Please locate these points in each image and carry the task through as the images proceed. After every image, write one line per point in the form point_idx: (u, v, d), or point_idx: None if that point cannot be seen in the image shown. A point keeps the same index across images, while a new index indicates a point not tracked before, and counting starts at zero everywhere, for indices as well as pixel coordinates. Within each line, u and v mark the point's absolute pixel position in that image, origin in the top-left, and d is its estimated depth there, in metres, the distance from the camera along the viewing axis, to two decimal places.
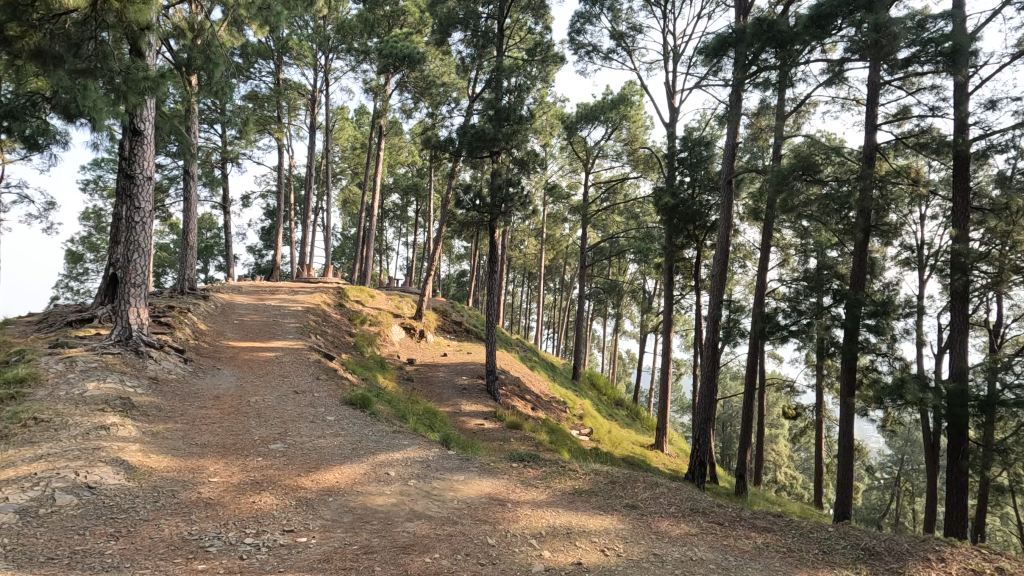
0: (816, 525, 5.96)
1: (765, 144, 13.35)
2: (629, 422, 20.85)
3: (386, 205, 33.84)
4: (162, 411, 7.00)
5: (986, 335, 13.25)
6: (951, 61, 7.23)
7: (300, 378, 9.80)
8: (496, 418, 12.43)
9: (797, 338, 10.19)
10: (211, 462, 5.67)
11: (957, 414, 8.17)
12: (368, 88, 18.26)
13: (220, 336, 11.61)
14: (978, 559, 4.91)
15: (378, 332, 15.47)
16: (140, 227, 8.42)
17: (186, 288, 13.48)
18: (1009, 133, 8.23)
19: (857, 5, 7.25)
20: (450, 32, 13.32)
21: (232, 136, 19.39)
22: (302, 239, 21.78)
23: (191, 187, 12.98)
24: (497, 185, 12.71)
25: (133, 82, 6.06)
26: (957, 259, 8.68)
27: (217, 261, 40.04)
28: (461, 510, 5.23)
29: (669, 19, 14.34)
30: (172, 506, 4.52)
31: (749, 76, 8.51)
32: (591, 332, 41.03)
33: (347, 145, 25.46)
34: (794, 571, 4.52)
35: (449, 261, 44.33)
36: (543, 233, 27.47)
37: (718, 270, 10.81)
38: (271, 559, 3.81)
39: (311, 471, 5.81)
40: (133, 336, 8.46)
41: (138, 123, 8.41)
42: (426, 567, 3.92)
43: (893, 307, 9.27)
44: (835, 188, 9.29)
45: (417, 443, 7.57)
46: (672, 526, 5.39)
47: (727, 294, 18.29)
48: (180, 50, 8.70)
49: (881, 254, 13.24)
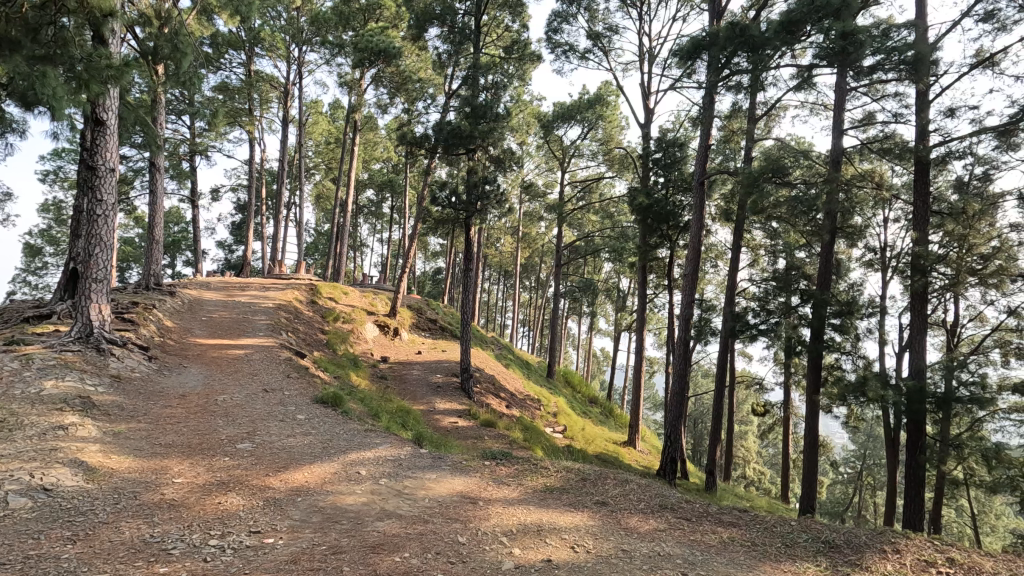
0: (780, 519, 6.11)
1: (738, 146, 13.58)
2: (603, 420, 21.02)
3: (361, 202, 33.65)
4: (124, 410, 6.78)
5: (944, 334, 13.81)
6: (914, 69, 7.53)
7: (271, 377, 9.60)
8: (470, 416, 12.42)
9: (765, 337, 10.40)
10: (176, 462, 5.54)
11: (916, 412, 8.42)
12: (342, 82, 17.86)
13: (187, 333, 11.28)
14: (931, 551, 5.06)
15: (351, 330, 15.24)
16: (102, 220, 8.15)
17: (152, 284, 13.03)
18: (968, 140, 8.66)
19: (826, 13, 7.38)
20: (426, 27, 13.18)
21: (201, 129, 18.93)
22: (275, 234, 21.35)
23: (157, 179, 12.55)
24: (473, 183, 12.70)
25: (95, 71, 5.82)
26: (918, 261, 8.99)
27: (184, 256, 38.99)
28: (432, 509, 5.20)
29: (645, 21, 14.50)
30: (133, 508, 4.40)
31: (722, 79, 8.60)
32: (566, 330, 41.37)
33: (321, 139, 24.92)
34: (759, 566, 4.61)
35: (424, 258, 44.12)
36: (519, 231, 27.57)
37: (690, 269, 10.89)
38: (236, 561, 3.73)
39: (280, 471, 5.72)
40: (94, 334, 8.19)
41: (100, 112, 8.13)
42: (394, 566, 3.89)
43: (857, 307, 9.55)
44: (803, 191, 9.45)
45: (388, 443, 7.46)
46: (640, 522, 5.47)
47: (699, 294, 18.71)
48: (146, 39, 8.45)
49: (846, 255, 13.67)
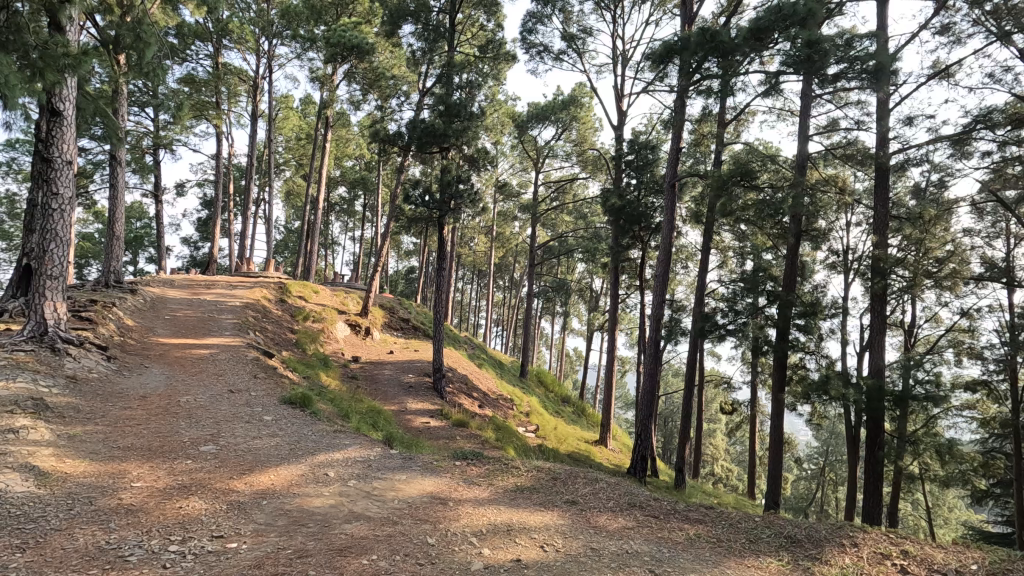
0: (744, 515, 6.24)
1: (708, 150, 13.87)
2: (575, 419, 21.19)
3: (333, 199, 33.20)
4: (81, 412, 6.54)
5: (903, 335, 14.33)
6: (875, 78, 7.79)
7: (237, 377, 9.38)
8: (442, 416, 12.35)
9: (733, 337, 10.61)
10: (135, 466, 5.36)
11: (875, 409, 8.68)
12: (314, 77, 17.54)
13: (149, 332, 10.93)
14: (887, 543, 5.23)
15: (321, 329, 15.00)
16: (57, 215, 7.82)
17: (112, 282, 12.56)
18: (925, 148, 9.03)
19: (793, 21, 7.58)
20: (400, 24, 13.03)
21: (165, 122, 18.36)
22: (243, 231, 20.85)
23: (117, 173, 12.11)
24: (447, 181, 12.62)
25: (51, 59, 5.59)
26: (878, 264, 9.28)
27: (147, 252, 37.83)
28: (402, 510, 5.16)
29: (618, 24, 14.67)
30: (88, 514, 4.23)
31: (693, 83, 8.74)
32: (539, 330, 41.56)
33: (292, 134, 24.42)
34: (724, 562, 4.71)
35: (398, 257, 43.81)
36: (493, 231, 27.61)
37: (661, 270, 11.02)
38: (197, 567, 3.63)
39: (245, 473, 5.59)
40: (49, 332, 7.86)
41: (57, 102, 7.80)
42: (362, 568, 3.85)
43: (821, 308, 9.83)
44: (770, 195, 9.67)
45: (358, 443, 7.38)
46: (610, 520, 5.53)
47: (670, 294, 19.03)
48: (107, 27, 8.18)
49: (810, 258, 14.05)
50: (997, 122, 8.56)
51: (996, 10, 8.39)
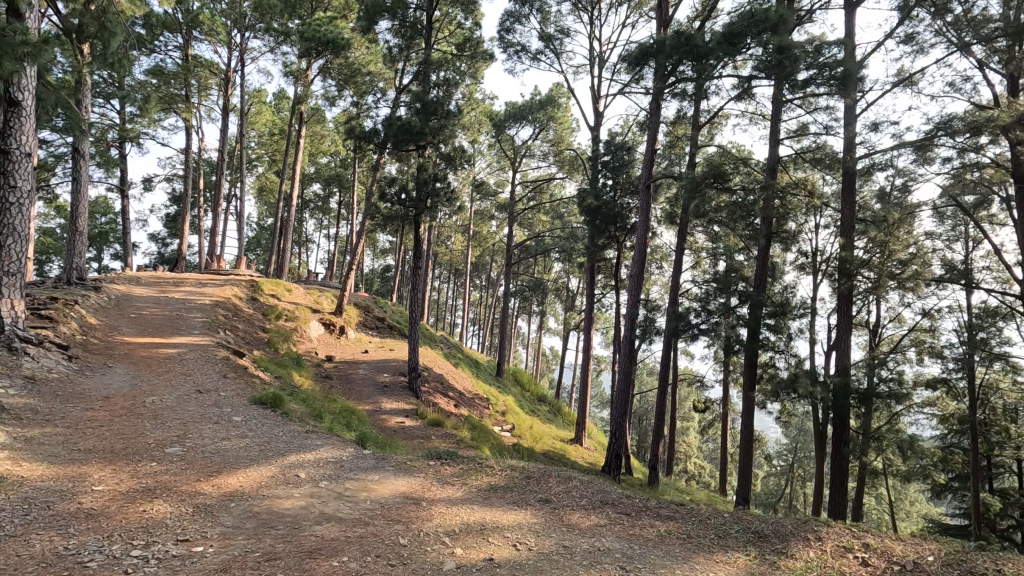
0: (713, 511, 6.34)
1: (682, 152, 14.08)
2: (550, 417, 21.28)
3: (307, 196, 32.69)
4: (40, 414, 6.31)
5: (868, 335, 14.75)
6: (843, 85, 7.98)
7: (205, 377, 9.16)
8: (417, 415, 12.27)
9: (706, 336, 10.78)
10: (97, 469, 5.19)
11: (841, 406, 8.88)
12: (287, 71, 17.20)
13: (113, 331, 10.59)
14: (849, 537, 5.37)
15: (294, 328, 14.75)
16: (15, 209, 7.52)
17: (75, 279, 12.12)
18: (889, 153, 9.30)
19: (765, 26, 7.73)
20: (377, 20, 12.82)
21: (132, 114, 17.83)
22: (214, 228, 20.36)
23: (81, 166, 11.68)
24: (423, 179, 12.52)
25: (8, 47, 5.31)
26: (844, 265, 9.51)
27: (113, 248, 36.74)
28: (373, 511, 5.10)
29: (596, 25, 14.75)
30: (45, 519, 4.08)
31: (668, 86, 8.85)
32: (515, 330, 41.59)
33: (264, 130, 23.90)
34: (693, 557, 4.79)
35: (373, 256, 43.36)
36: (470, 230, 27.57)
37: (636, 270, 11.11)
38: (160, 572, 3.54)
39: (212, 475, 5.46)
40: (5, 331, 7.48)
41: (15, 92, 7.50)
42: (332, 569, 3.81)
43: (790, 308, 10.03)
44: (742, 197, 9.85)
45: (330, 443, 7.28)
46: (582, 518, 5.57)
47: (645, 294, 19.28)
48: (70, 16, 7.89)
49: (781, 259, 14.37)
50: (957, 129, 8.88)
51: (957, 22, 8.69)
